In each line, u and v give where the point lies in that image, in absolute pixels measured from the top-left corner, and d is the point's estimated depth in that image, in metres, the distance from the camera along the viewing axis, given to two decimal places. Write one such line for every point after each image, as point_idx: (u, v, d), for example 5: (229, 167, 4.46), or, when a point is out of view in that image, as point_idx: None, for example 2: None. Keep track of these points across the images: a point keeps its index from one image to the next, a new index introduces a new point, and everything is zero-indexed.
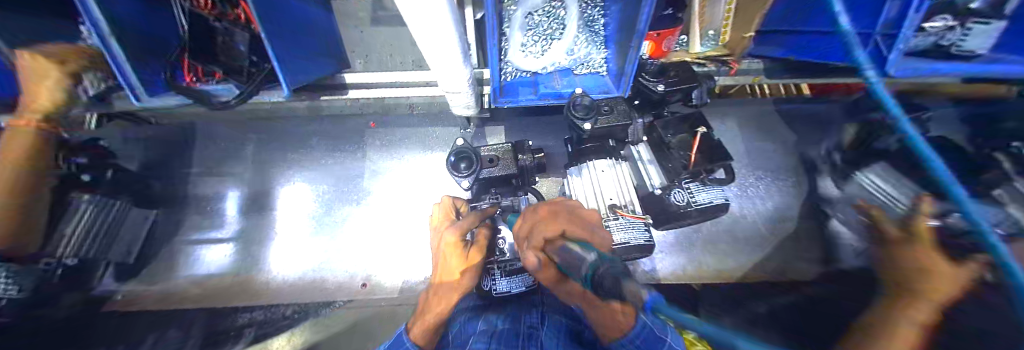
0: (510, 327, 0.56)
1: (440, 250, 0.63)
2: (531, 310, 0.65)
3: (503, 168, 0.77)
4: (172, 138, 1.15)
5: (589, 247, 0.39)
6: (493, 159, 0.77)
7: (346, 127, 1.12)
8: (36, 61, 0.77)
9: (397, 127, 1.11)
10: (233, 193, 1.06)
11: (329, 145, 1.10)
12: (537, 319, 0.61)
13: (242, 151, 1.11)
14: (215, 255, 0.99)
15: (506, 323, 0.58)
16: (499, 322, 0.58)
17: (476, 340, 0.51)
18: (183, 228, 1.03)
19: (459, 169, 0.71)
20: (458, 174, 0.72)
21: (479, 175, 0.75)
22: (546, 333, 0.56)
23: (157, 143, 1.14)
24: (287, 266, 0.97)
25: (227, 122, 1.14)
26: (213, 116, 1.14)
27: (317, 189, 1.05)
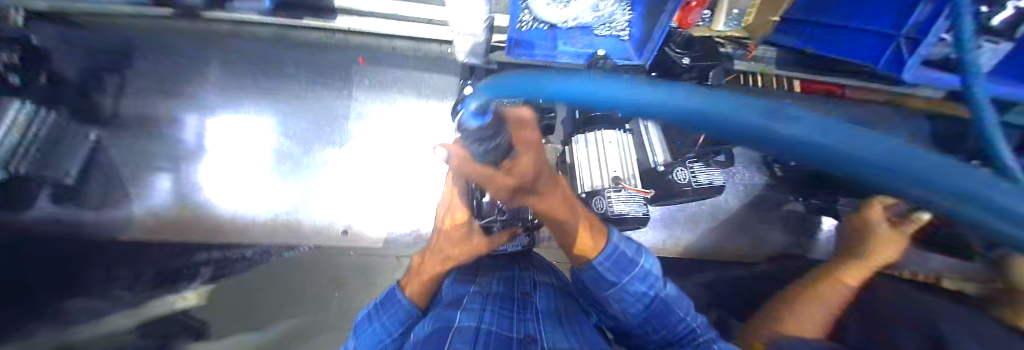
0: (505, 291, 0.53)
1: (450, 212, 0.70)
2: (523, 276, 0.63)
3: None
4: (109, 43, 0.95)
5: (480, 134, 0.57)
6: None
7: (330, 60, 0.99)
8: None
9: (390, 68, 1.00)
10: (191, 118, 0.92)
11: (309, 78, 0.97)
12: (531, 285, 0.58)
13: (204, 71, 0.95)
14: (173, 186, 0.89)
15: (500, 287, 0.55)
16: (492, 286, 0.55)
17: (472, 302, 0.46)
18: (132, 153, 0.89)
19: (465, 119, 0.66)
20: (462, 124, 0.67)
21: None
22: (542, 298, 0.54)
23: (90, 46, 0.94)
24: (257, 204, 0.89)
25: (184, 35, 0.97)
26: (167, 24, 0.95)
27: (293, 125, 0.94)
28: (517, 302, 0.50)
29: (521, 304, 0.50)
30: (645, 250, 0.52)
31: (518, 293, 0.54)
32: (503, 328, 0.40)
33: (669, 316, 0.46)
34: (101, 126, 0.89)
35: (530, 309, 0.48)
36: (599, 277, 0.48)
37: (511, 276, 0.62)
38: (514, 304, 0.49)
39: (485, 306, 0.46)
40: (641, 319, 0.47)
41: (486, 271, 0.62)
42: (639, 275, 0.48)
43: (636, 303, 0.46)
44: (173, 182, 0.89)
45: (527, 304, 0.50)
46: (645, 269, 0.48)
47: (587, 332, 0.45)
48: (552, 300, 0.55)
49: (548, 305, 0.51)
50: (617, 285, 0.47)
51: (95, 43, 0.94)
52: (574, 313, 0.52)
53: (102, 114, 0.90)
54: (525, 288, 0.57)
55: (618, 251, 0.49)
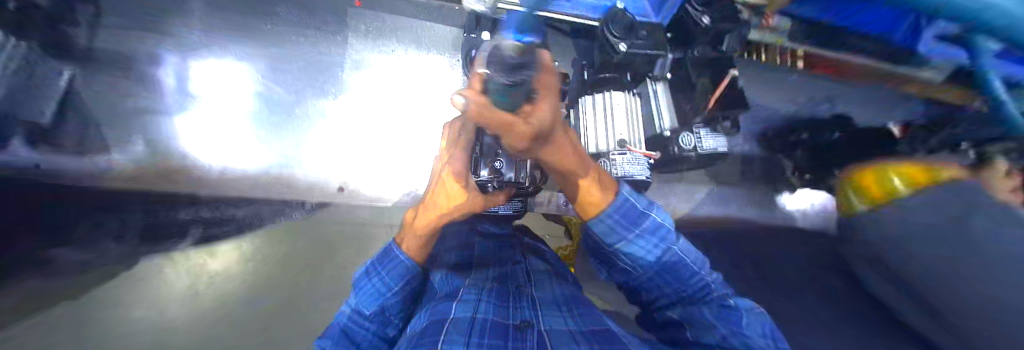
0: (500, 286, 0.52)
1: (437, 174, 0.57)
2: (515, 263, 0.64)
3: None
4: None
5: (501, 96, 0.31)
6: None
7: (323, 2, 0.91)
8: None
9: (389, 16, 0.92)
10: (173, 61, 0.85)
11: (302, 22, 0.90)
12: (523, 270, 0.60)
13: (186, 7, 0.86)
14: (157, 134, 0.83)
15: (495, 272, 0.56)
16: (486, 275, 0.57)
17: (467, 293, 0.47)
18: (110, 94, 0.82)
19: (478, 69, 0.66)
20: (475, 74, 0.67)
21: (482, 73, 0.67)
22: (536, 283, 0.56)
23: None
24: (252, 155, 0.85)
25: None
26: None
27: (281, 73, 0.88)
28: (510, 291, 0.51)
29: (514, 296, 0.50)
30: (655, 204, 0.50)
31: (509, 280, 0.55)
32: (497, 316, 0.41)
33: (684, 272, 0.46)
34: (75, 63, 0.81)
35: (524, 296, 0.50)
36: (606, 233, 0.48)
37: (504, 270, 0.61)
38: (508, 292, 0.51)
39: (480, 297, 0.46)
40: (659, 271, 0.47)
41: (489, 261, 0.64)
42: (650, 228, 0.47)
43: (649, 256, 0.47)
44: (158, 130, 0.83)
45: (518, 289, 0.52)
46: (656, 222, 0.47)
47: (585, 309, 0.47)
48: (555, 285, 0.56)
49: (543, 290, 0.53)
50: (627, 240, 0.47)
51: None
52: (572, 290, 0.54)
53: (74, 51, 0.81)
54: (519, 280, 0.57)
55: (627, 205, 0.47)
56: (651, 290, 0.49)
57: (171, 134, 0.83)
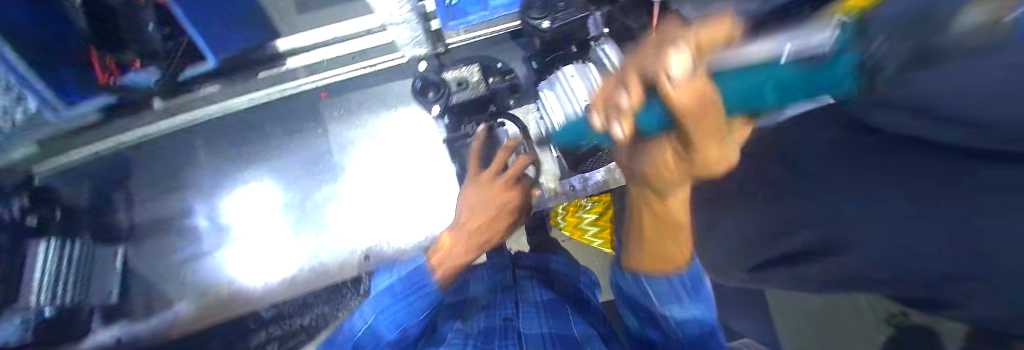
0: (487, 322, 0.64)
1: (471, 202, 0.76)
2: (511, 299, 0.73)
3: (471, 91, 0.78)
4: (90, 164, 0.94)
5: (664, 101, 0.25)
6: (460, 83, 0.77)
7: (298, 105, 0.99)
8: None
9: (357, 92, 0.99)
10: (205, 206, 0.96)
11: (292, 129, 0.99)
12: (512, 310, 0.68)
13: (193, 158, 0.97)
14: (214, 272, 0.94)
15: (484, 321, 0.63)
16: (477, 323, 0.63)
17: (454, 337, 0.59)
18: (160, 255, 0.94)
19: (427, 95, 0.73)
20: (426, 100, 0.73)
21: (450, 99, 0.76)
22: (526, 322, 0.62)
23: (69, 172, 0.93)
24: (294, 259, 0.94)
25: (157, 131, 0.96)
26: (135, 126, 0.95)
27: (286, 181, 0.98)
28: (502, 335, 0.59)
29: (501, 330, 0.61)
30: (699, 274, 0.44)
31: (498, 322, 0.63)
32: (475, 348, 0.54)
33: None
34: (125, 241, 0.92)
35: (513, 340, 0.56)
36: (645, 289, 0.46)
37: (496, 298, 0.74)
38: (495, 337, 0.58)
39: (465, 340, 0.57)
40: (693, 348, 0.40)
41: (487, 304, 0.72)
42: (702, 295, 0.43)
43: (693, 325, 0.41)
44: (212, 270, 0.94)
45: (509, 333, 0.59)
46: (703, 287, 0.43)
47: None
48: (543, 323, 0.61)
49: (528, 330, 0.58)
50: (678, 304, 0.42)
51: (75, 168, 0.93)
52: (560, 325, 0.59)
53: (121, 231, 0.93)
54: (508, 313, 0.67)
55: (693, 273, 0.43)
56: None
57: (219, 271, 0.94)
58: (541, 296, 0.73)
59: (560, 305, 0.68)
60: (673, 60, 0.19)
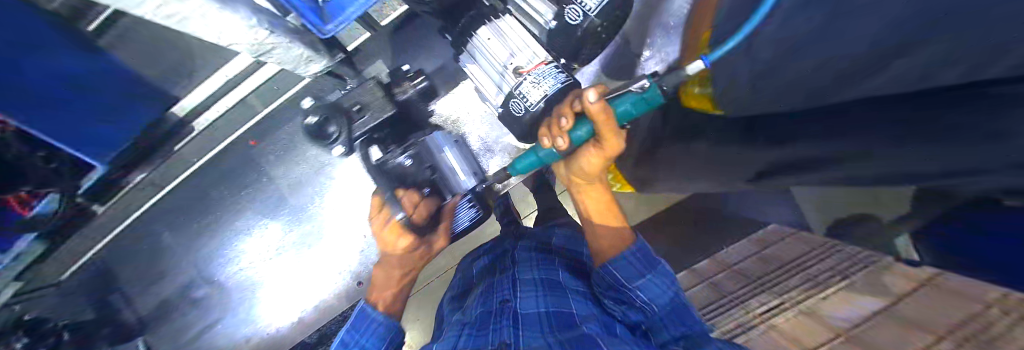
0: (486, 309, 0.67)
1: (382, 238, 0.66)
2: (507, 278, 0.75)
3: (374, 119, 0.70)
4: (69, 279, 0.95)
5: (584, 121, 0.55)
6: (360, 109, 0.69)
7: (233, 161, 0.95)
8: None
9: (284, 129, 0.93)
10: (197, 282, 0.99)
11: (240, 186, 0.96)
12: (509, 291, 0.69)
13: (163, 242, 0.98)
14: (236, 332, 1.01)
15: (482, 307, 0.68)
16: (476, 311, 0.68)
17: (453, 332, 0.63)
18: (179, 333, 1.01)
19: (326, 135, 0.67)
20: (328, 140, 0.67)
21: (354, 132, 0.68)
22: (523, 300, 0.64)
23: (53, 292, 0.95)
24: (302, 300, 1.00)
25: (112, 230, 0.95)
26: (86, 232, 0.93)
27: (259, 237, 0.98)
28: (498, 315, 0.63)
29: (497, 312, 0.64)
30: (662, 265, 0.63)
31: (494, 305, 0.67)
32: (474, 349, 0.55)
33: (685, 315, 0.58)
34: (143, 333, 0.99)
35: (509, 316, 0.60)
36: (624, 272, 0.61)
37: (496, 282, 0.78)
38: (490, 318, 0.62)
39: (459, 334, 0.62)
40: (665, 311, 0.59)
41: (486, 291, 0.75)
42: (659, 272, 0.61)
43: (662, 295, 0.60)
44: (234, 331, 1.01)
45: (505, 311, 0.63)
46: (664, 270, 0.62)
47: (569, 331, 0.53)
48: (539, 300, 0.64)
49: (527, 309, 0.61)
50: (646, 279, 0.61)
51: (56, 287, 0.94)
52: (559, 301, 0.63)
53: (134, 327, 0.99)
54: (505, 293, 0.70)
55: (645, 251, 0.64)
56: (639, 321, 0.59)
57: (240, 330, 1.01)
58: (535, 269, 0.75)
59: (554, 275, 0.72)
60: (590, 92, 0.47)
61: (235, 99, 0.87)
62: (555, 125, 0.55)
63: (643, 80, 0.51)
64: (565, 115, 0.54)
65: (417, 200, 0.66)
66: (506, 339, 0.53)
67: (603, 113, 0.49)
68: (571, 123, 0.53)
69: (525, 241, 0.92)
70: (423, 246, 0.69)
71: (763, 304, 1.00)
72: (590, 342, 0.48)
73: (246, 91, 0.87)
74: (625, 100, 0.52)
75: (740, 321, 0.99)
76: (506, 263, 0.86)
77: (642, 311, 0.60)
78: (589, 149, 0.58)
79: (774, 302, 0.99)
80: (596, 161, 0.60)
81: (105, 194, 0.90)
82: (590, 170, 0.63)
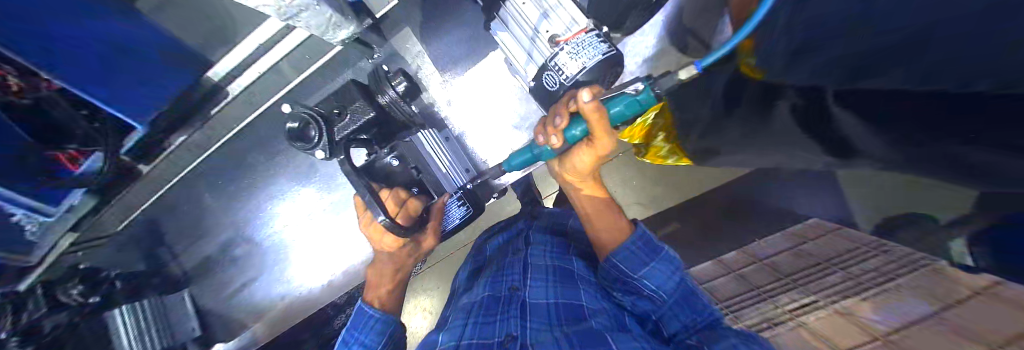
0: (492, 293, 0.69)
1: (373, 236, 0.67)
2: (519, 263, 0.75)
3: (354, 118, 0.66)
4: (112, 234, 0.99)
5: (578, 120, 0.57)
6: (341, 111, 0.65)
7: (266, 127, 0.97)
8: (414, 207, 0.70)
9: (318, 91, 0.93)
10: (234, 242, 1.04)
11: (275, 151, 0.98)
12: (519, 277, 0.70)
13: (203, 202, 1.02)
14: (270, 292, 1.06)
15: (490, 291, 0.70)
16: (480, 294, 0.71)
17: (458, 320, 0.66)
18: (217, 290, 1.06)
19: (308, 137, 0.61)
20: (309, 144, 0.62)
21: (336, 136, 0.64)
22: (532, 290, 0.65)
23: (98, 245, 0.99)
24: (333, 264, 1.04)
25: (152, 189, 0.98)
26: (128, 190, 0.97)
27: (291, 202, 1.01)
28: (508, 303, 0.64)
29: (507, 301, 0.65)
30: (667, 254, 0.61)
31: (505, 292, 0.68)
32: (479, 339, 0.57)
33: (694, 302, 0.56)
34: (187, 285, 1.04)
35: (517, 306, 0.61)
36: (627, 260, 0.61)
37: (507, 263, 0.79)
38: (500, 305, 0.64)
39: (466, 321, 0.64)
40: (673, 298, 0.57)
41: (498, 271, 0.77)
42: (664, 257, 0.60)
43: (669, 281, 0.58)
44: (268, 290, 1.06)
45: (514, 300, 0.64)
46: (669, 257, 0.60)
47: (575, 324, 0.53)
48: (548, 291, 0.64)
49: (535, 299, 0.62)
50: (648, 266, 0.59)
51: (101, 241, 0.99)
52: (567, 293, 0.63)
53: (181, 280, 1.04)
54: (513, 281, 0.71)
55: (646, 237, 0.63)
56: (650, 311, 0.59)
57: (274, 289, 1.06)
58: (546, 257, 0.75)
59: (566, 265, 0.73)
60: (585, 93, 0.48)
61: (272, 66, 0.89)
62: (551, 124, 0.57)
63: (637, 84, 0.55)
64: (561, 114, 0.55)
65: (405, 198, 0.68)
66: (511, 331, 0.55)
67: (593, 115, 0.50)
68: (565, 122, 0.54)
69: (540, 226, 0.92)
70: (410, 246, 0.70)
71: (794, 300, 0.97)
72: (596, 337, 0.48)
73: (276, 56, 0.88)
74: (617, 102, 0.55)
75: (768, 316, 0.96)
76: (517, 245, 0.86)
77: (651, 300, 0.59)
78: (581, 150, 0.59)
79: (806, 300, 0.94)
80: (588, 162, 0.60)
81: (144, 157, 0.94)
82: (582, 169, 0.63)
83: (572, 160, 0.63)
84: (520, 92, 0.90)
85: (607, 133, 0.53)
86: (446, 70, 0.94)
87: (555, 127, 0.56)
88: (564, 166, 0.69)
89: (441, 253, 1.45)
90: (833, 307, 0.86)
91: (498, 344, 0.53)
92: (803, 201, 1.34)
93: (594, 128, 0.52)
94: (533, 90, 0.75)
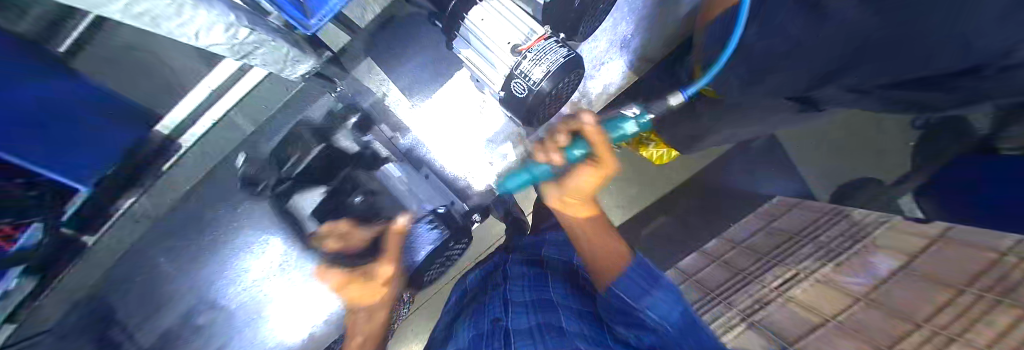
0: (475, 333, 0.73)
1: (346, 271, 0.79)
2: (498, 299, 0.83)
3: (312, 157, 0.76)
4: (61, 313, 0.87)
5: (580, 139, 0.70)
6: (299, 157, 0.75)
7: (218, 183, 0.91)
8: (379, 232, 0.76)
9: (275, 136, 0.89)
10: (197, 307, 0.94)
11: (234, 201, 0.92)
12: (501, 311, 0.76)
13: (161, 269, 0.93)
14: None
15: (472, 334, 0.74)
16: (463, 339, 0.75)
17: None
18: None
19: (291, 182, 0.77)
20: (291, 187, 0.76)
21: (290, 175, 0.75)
22: (512, 318, 0.71)
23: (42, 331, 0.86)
24: (308, 317, 0.95)
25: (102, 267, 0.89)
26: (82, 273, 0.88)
27: (264, 253, 0.94)
28: (491, 337, 0.68)
29: (491, 333, 0.69)
30: (666, 287, 0.61)
31: (487, 326, 0.73)
32: None
33: (698, 332, 0.56)
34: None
35: (501, 336, 0.65)
36: (621, 291, 0.61)
37: (487, 307, 0.84)
38: (484, 341, 0.67)
39: None
40: (677, 330, 0.55)
41: (478, 312, 0.84)
42: (664, 284, 0.61)
43: (673, 312, 0.57)
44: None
45: (496, 333, 0.68)
46: (667, 285, 0.61)
47: (555, 337, 0.58)
48: (528, 317, 0.70)
49: (518, 325, 0.67)
50: (649, 293, 0.59)
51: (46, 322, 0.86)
52: (545, 314, 0.68)
53: None
54: (495, 317, 0.75)
55: (642, 262, 0.64)
56: (654, 345, 0.56)
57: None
58: (526, 292, 0.82)
59: (545, 295, 0.79)
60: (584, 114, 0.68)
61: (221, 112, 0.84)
62: (555, 142, 0.71)
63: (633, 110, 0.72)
64: (563, 134, 0.70)
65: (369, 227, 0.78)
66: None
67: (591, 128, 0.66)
68: (568, 137, 0.69)
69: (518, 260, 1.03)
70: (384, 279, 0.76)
71: (778, 277, 1.11)
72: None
73: (225, 105, 0.84)
74: (613, 124, 0.70)
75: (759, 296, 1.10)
76: (500, 280, 0.98)
77: (655, 333, 0.56)
78: (584, 167, 0.69)
79: (788, 274, 1.09)
80: (593, 182, 0.69)
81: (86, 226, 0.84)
82: (585, 190, 0.71)
83: (575, 180, 0.70)
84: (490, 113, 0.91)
85: (609, 152, 0.67)
86: (411, 94, 0.96)
87: (558, 143, 0.71)
88: (563, 189, 0.73)
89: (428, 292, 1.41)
90: (813, 277, 1.03)
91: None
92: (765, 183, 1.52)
93: (594, 140, 0.66)
94: (502, 100, 0.75)
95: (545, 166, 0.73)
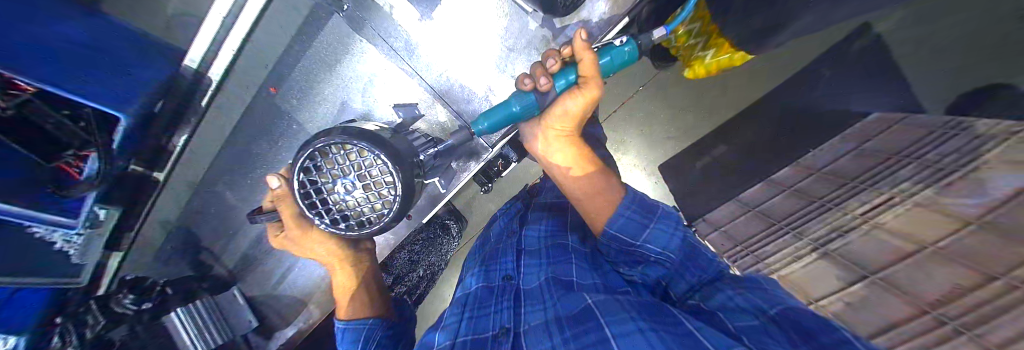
0: (485, 286, 0.70)
1: (325, 260, 0.83)
2: (511, 250, 0.79)
3: None
4: (152, 241, 0.96)
5: (569, 68, 0.61)
6: None
7: (261, 115, 0.89)
8: (308, 239, 0.76)
9: (300, 63, 0.84)
10: (265, 235, 0.99)
11: (275, 135, 0.90)
12: (512, 266, 0.73)
13: (227, 201, 0.97)
14: (312, 276, 1.02)
15: (484, 283, 0.71)
16: (475, 284, 0.72)
17: (453, 312, 0.66)
18: (253, 284, 1.03)
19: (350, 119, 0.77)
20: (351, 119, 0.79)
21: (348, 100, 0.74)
22: (525, 275, 0.67)
23: (141, 257, 0.96)
24: None
25: (176, 202, 0.96)
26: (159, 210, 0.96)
27: None
28: (501, 293, 0.65)
29: (502, 290, 0.66)
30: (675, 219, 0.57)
31: (499, 282, 0.70)
32: (474, 335, 0.54)
33: (698, 258, 0.53)
34: (236, 282, 1.02)
35: (511, 295, 0.62)
36: (619, 234, 0.57)
37: (502, 252, 0.81)
38: (493, 296, 0.65)
39: (457, 321, 0.61)
40: (680, 256, 0.53)
41: (491, 260, 0.80)
42: (664, 214, 0.58)
43: (672, 239, 0.54)
44: (295, 280, 1.02)
45: (508, 290, 0.65)
46: (668, 211, 0.59)
47: (565, 290, 0.52)
48: (539, 272, 0.65)
49: (529, 284, 0.63)
50: (646, 229, 0.56)
51: (142, 251, 0.96)
52: (556, 265, 0.63)
53: (225, 281, 1.02)
54: (509, 270, 0.72)
55: (636, 197, 0.61)
56: (662, 276, 0.54)
57: (308, 272, 1.01)
58: (540, 239, 0.77)
59: (560, 240, 0.74)
60: (579, 29, 0.55)
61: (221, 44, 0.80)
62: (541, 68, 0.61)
63: (623, 37, 0.60)
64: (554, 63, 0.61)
65: (305, 240, 0.77)
66: (506, 323, 0.54)
67: (584, 55, 0.57)
68: (557, 62, 0.60)
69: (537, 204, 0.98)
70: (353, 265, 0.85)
71: (864, 203, 0.93)
72: (586, 314, 0.42)
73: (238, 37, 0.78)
74: (607, 49, 0.60)
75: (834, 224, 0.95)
76: (516, 228, 0.92)
77: (661, 265, 0.54)
78: (569, 94, 0.60)
79: (878, 199, 0.91)
80: (582, 106, 0.60)
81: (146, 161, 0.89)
82: (573, 115, 0.62)
83: (562, 106, 0.61)
84: (508, 19, 0.72)
85: (595, 74, 0.59)
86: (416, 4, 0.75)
87: (547, 69, 0.61)
88: (545, 122, 0.67)
89: (470, 232, 1.46)
90: (909, 201, 0.86)
91: (493, 338, 0.52)
92: (853, 98, 1.27)
93: (585, 68, 0.57)
94: None
95: (525, 99, 0.62)
